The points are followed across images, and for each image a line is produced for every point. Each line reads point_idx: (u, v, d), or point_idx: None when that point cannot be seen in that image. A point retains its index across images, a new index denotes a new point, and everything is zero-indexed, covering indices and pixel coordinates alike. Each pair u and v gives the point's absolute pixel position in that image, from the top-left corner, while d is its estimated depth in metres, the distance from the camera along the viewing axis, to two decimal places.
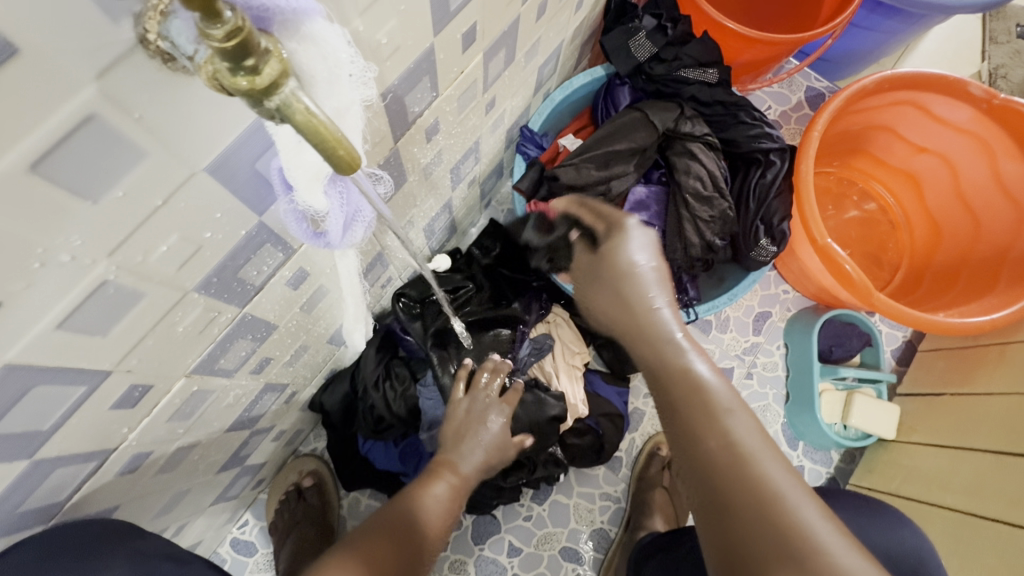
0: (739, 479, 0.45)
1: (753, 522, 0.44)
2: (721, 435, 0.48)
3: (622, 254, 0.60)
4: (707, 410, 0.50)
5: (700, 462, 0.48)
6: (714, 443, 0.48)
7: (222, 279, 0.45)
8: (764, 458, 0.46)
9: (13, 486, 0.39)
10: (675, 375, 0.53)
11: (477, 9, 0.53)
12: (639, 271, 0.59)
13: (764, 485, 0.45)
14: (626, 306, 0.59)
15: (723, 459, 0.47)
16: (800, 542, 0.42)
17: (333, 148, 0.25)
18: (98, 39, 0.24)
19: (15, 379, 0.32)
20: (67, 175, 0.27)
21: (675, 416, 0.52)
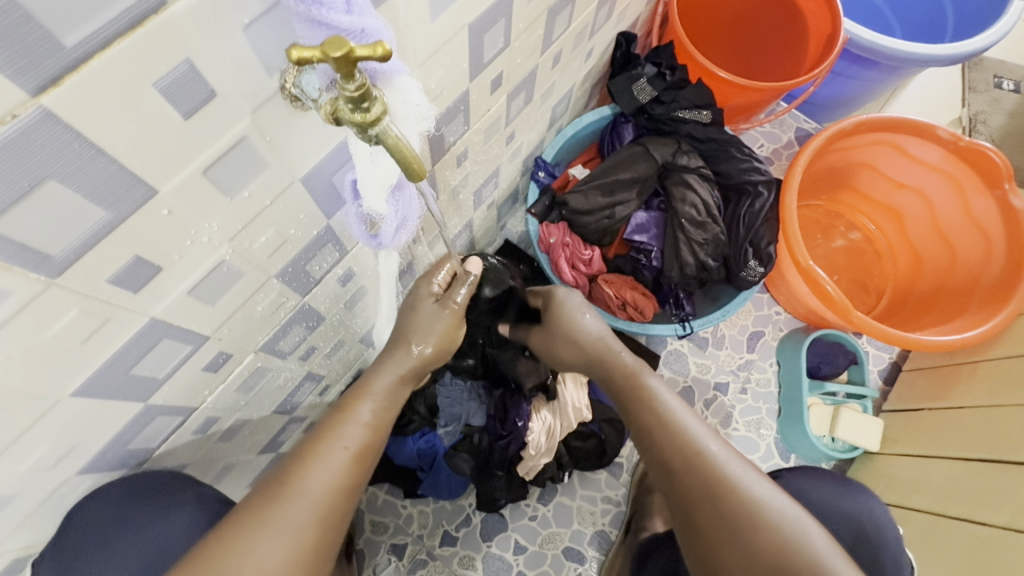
0: (674, 442, 0.62)
1: (691, 476, 0.59)
2: (664, 418, 0.64)
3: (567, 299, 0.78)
4: (647, 397, 0.67)
5: (649, 437, 0.65)
6: (661, 425, 0.64)
7: (294, 270, 0.56)
8: (689, 422, 0.63)
9: (129, 426, 0.48)
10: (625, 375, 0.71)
11: (504, 60, 0.66)
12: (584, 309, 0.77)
13: (696, 447, 0.60)
14: (582, 338, 0.76)
15: (667, 435, 0.63)
16: (725, 484, 0.57)
17: (409, 162, 0.36)
18: (259, 86, 0.35)
19: (154, 332, 0.43)
20: (221, 178, 0.38)
21: (630, 407, 0.69)
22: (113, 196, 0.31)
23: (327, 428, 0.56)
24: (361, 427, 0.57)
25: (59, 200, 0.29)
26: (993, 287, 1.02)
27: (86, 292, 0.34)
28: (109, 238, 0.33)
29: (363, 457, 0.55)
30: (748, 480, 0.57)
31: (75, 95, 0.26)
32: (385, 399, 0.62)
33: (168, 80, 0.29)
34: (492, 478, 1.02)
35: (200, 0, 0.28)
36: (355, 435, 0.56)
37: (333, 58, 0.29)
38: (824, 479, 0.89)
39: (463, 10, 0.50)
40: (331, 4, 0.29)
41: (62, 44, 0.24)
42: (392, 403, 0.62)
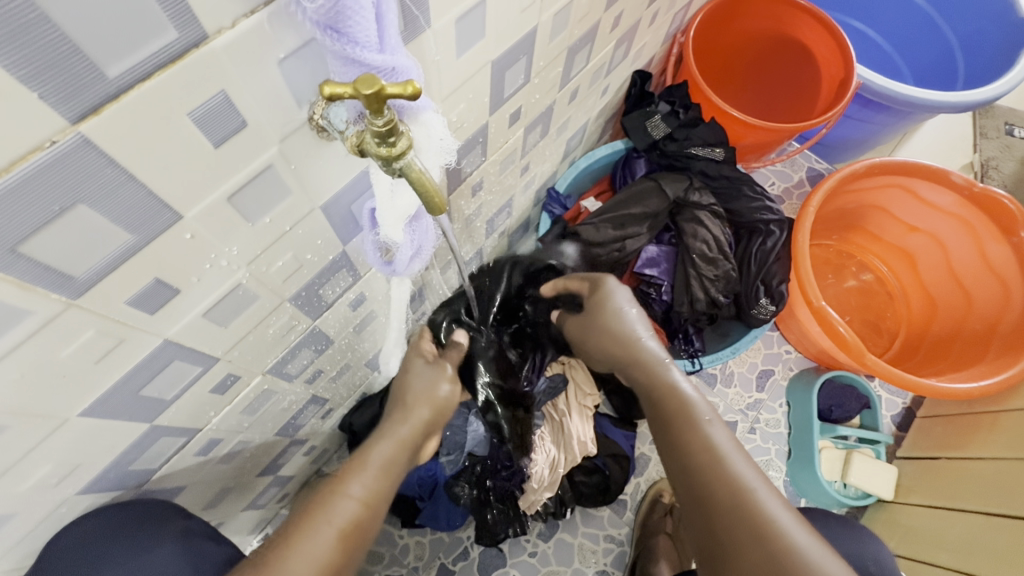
0: (713, 473, 0.53)
1: (726, 507, 0.51)
2: (704, 438, 0.56)
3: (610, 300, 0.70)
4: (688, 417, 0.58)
5: (682, 463, 0.56)
6: (698, 445, 0.56)
7: (307, 294, 0.56)
8: (733, 454, 0.54)
9: (131, 447, 0.48)
10: (663, 391, 0.62)
11: (523, 96, 0.67)
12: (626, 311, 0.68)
13: (736, 478, 0.52)
14: (621, 331, 0.67)
15: (703, 457, 0.55)
16: (763, 522, 0.49)
17: (432, 196, 0.37)
18: (288, 117, 0.36)
19: (166, 353, 0.42)
20: (244, 205, 0.38)
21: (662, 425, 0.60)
22: (140, 220, 0.31)
23: (317, 504, 0.49)
24: (355, 501, 0.50)
25: (87, 223, 0.29)
26: (1010, 336, 1.01)
27: (104, 313, 0.34)
28: (131, 261, 0.33)
29: (356, 531, 0.49)
30: (791, 526, 0.49)
31: (112, 123, 0.26)
32: (385, 466, 0.54)
33: (202, 110, 0.30)
34: (492, 511, 1.00)
35: (239, 37, 0.29)
36: (350, 510, 0.49)
37: (365, 95, 0.29)
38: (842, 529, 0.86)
39: (488, 47, 0.51)
40: (365, 43, 0.30)
41: (105, 74, 0.24)
42: (392, 473, 0.54)
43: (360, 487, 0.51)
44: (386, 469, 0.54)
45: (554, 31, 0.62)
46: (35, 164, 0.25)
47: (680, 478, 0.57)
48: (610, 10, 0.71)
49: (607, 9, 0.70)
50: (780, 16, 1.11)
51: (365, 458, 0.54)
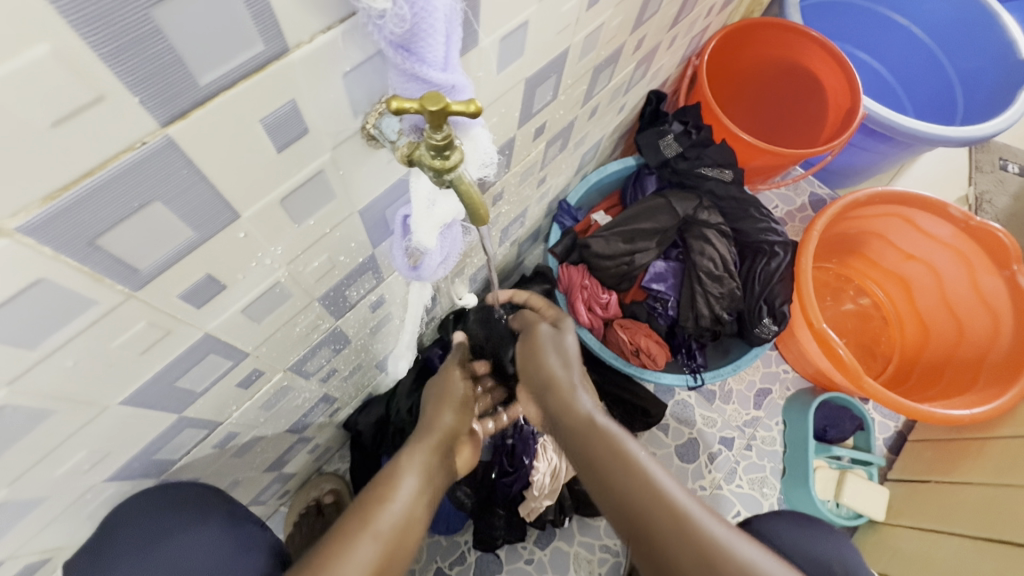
0: (652, 504, 0.50)
1: (677, 546, 0.47)
2: (634, 469, 0.53)
3: (541, 341, 0.68)
4: (616, 453, 0.55)
5: (621, 503, 0.52)
6: (642, 492, 0.51)
7: (335, 294, 0.57)
8: (668, 483, 0.52)
9: (158, 437, 0.48)
10: (590, 429, 0.59)
11: (549, 111, 0.69)
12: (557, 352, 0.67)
13: (673, 504, 0.50)
14: (542, 373, 0.66)
15: (646, 497, 0.51)
16: (712, 551, 0.46)
17: (476, 208, 0.39)
18: (345, 126, 0.37)
19: (204, 346, 0.43)
20: (293, 207, 0.39)
21: (594, 467, 0.57)
22: (202, 218, 0.33)
23: (363, 507, 0.53)
24: (397, 508, 0.53)
25: (158, 220, 0.30)
26: (1000, 366, 1.04)
27: (157, 306, 0.35)
28: (188, 256, 0.34)
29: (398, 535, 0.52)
30: (737, 544, 0.47)
31: (195, 127, 0.27)
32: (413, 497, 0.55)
33: (272, 118, 0.31)
34: (493, 516, 1.01)
35: (314, 50, 0.30)
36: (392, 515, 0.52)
37: (430, 111, 0.31)
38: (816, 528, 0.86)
39: (524, 65, 0.53)
40: (432, 61, 0.32)
41: (197, 83, 0.26)
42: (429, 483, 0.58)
43: (401, 494, 0.54)
44: (425, 474, 0.58)
45: (584, 51, 0.64)
46: (124, 162, 0.26)
47: (625, 525, 0.52)
48: (634, 33, 0.74)
49: (632, 33, 0.73)
50: (790, 45, 1.14)
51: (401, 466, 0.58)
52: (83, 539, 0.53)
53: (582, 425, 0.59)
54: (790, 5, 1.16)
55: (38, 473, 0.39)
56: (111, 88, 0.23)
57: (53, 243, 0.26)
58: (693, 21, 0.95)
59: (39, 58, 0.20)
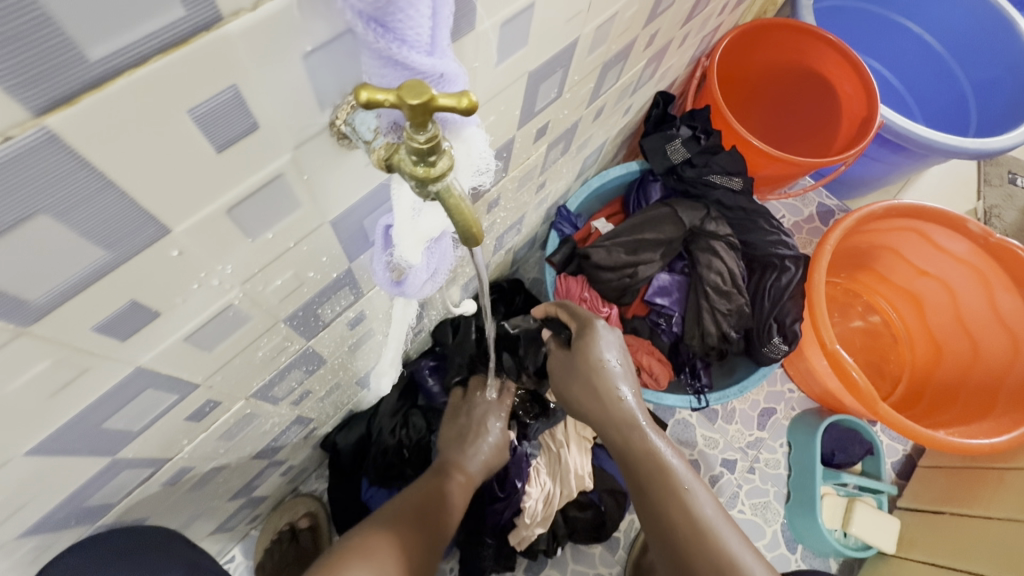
0: (703, 549, 0.53)
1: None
2: (688, 509, 0.56)
3: (593, 350, 0.67)
4: (671, 489, 0.58)
5: (669, 537, 0.56)
6: (694, 534, 0.54)
7: (304, 313, 0.50)
8: (722, 529, 0.54)
9: (89, 482, 0.41)
10: (647, 460, 0.61)
11: (553, 111, 0.62)
12: (607, 366, 0.66)
13: (723, 552, 0.52)
14: (595, 394, 0.66)
15: (688, 531, 0.55)
16: None
17: (468, 225, 0.32)
18: (308, 121, 0.30)
19: (137, 381, 0.36)
20: (245, 219, 0.32)
21: (645, 493, 0.60)
22: (117, 234, 0.26)
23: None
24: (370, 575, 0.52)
25: (50, 238, 0.23)
26: (1019, 391, 0.98)
27: (63, 342, 0.28)
28: (102, 281, 0.27)
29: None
30: None
31: (90, 119, 0.20)
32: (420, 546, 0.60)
33: (206, 108, 0.24)
34: (480, 546, 0.93)
35: (260, 20, 0.23)
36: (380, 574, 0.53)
37: (411, 106, 0.24)
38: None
39: (527, 57, 0.46)
40: (414, 42, 0.25)
41: (86, 56, 0.19)
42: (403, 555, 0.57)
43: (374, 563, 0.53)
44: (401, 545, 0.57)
45: (593, 45, 0.57)
46: None
47: (665, 549, 0.57)
48: (647, 28, 0.67)
49: (644, 28, 0.67)
50: (804, 47, 1.08)
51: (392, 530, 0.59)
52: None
53: (641, 454, 0.61)
54: (804, 6, 1.11)
55: None
56: None
57: None
58: (707, 18, 0.89)
59: None
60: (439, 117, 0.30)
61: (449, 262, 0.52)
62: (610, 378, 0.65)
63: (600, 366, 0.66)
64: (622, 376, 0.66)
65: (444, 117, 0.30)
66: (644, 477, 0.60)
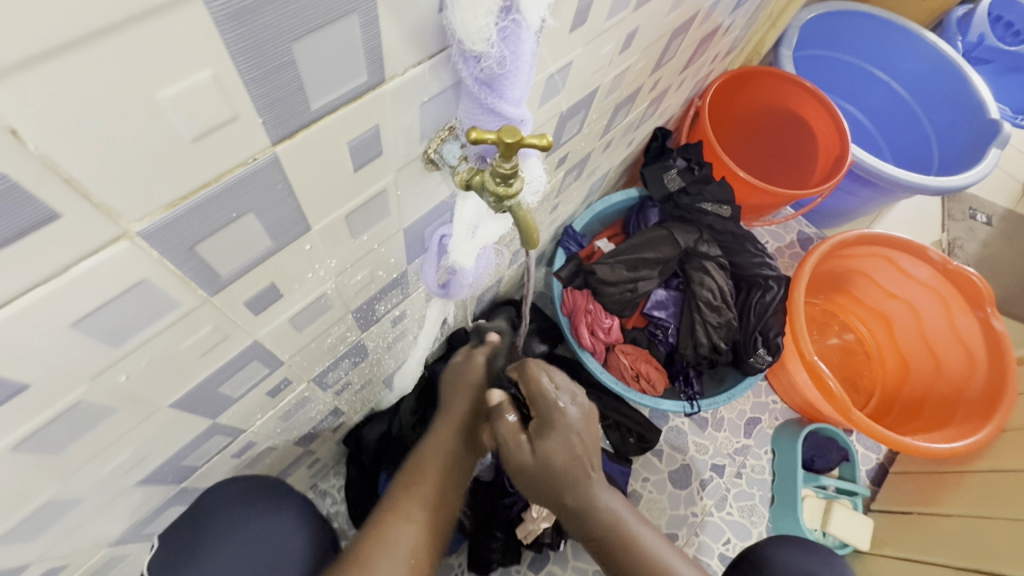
0: None
1: None
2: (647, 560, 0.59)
3: (556, 441, 0.57)
4: (625, 546, 0.60)
5: None
6: None
7: (366, 308, 0.58)
8: (673, 560, 0.60)
9: (191, 442, 0.49)
10: (600, 524, 0.60)
11: (572, 143, 0.73)
12: (574, 457, 0.58)
13: None
14: (552, 483, 0.58)
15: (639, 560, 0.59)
16: None
17: (529, 232, 0.42)
18: (411, 151, 0.40)
19: (250, 352, 0.44)
20: (355, 222, 0.41)
21: (605, 553, 0.61)
22: (282, 229, 0.34)
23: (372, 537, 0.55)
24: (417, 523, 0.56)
25: (248, 229, 0.32)
26: (976, 403, 1.09)
27: (225, 311, 0.37)
28: (262, 264, 0.36)
29: (423, 547, 0.56)
30: None
31: (299, 146, 0.30)
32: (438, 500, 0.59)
33: (358, 140, 0.34)
34: (490, 538, 1.00)
35: (404, 82, 0.33)
36: (411, 530, 0.55)
37: (506, 143, 0.34)
38: (811, 550, 0.86)
39: (562, 102, 0.57)
40: (509, 97, 0.35)
41: (310, 107, 0.28)
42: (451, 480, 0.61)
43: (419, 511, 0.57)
44: (446, 478, 0.60)
45: (610, 90, 0.68)
46: (238, 176, 0.28)
47: None
48: (653, 75, 0.79)
49: (650, 76, 0.78)
50: (784, 92, 1.22)
51: (423, 469, 0.60)
52: (103, 545, 0.52)
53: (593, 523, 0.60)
54: (783, 56, 1.25)
55: (85, 472, 0.39)
56: (246, 108, 0.25)
57: (161, 247, 0.28)
58: (701, 65, 1.02)
59: (200, 80, 0.22)
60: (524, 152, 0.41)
61: (488, 269, 0.62)
62: (580, 469, 0.58)
63: (568, 463, 0.57)
64: (592, 457, 0.60)
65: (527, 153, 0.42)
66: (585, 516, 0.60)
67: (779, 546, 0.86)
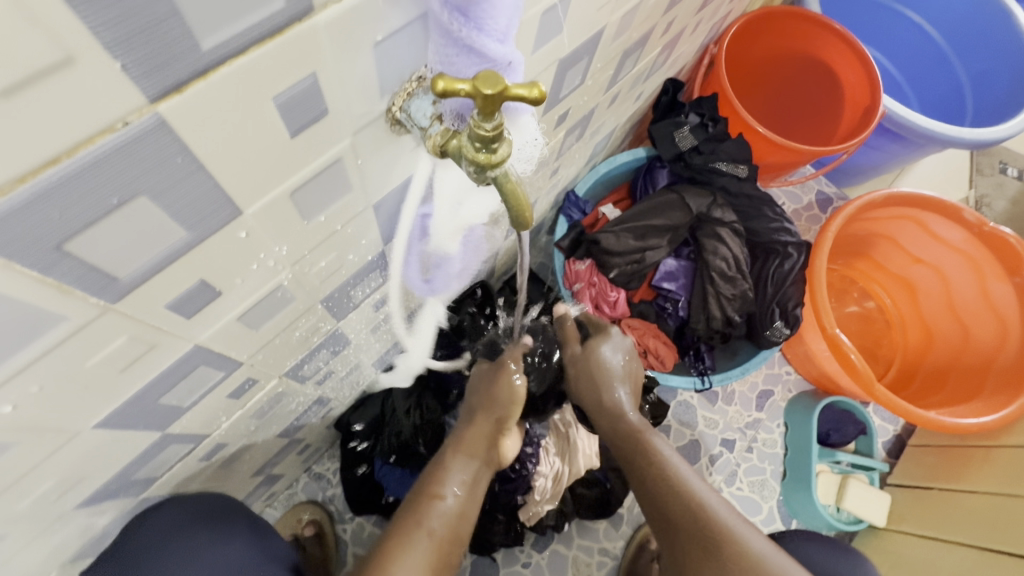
0: (673, 491, 0.60)
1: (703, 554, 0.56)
2: (663, 470, 0.62)
3: (599, 353, 0.70)
4: (646, 450, 0.64)
5: (657, 503, 0.61)
6: (675, 493, 0.59)
7: (339, 295, 0.51)
8: (691, 479, 0.61)
9: (140, 455, 0.43)
10: (635, 446, 0.65)
11: (574, 98, 0.63)
12: (613, 365, 0.70)
13: (691, 493, 0.59)
14: (602, 377, 0.69)
15: (696, 524, 0.57)
16: (730, 543, 0.55)
17: (522, 210, 0.34)
18: (370, 110, 0.31)
19: (192, 359, 0.37)
20: (305, 202, 0.33)
21: (627, 456, 0.66)
22: (198, 216, 0.27)
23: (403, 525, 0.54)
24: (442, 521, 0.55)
25: (144, 219, 0.24)
26: (1006, 373, 1.03)
27: (141, 318, 0.29)
28: (181, 260, 0.28)
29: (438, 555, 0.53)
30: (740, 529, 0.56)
31: (193, 105, 0.21)
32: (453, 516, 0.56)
33: (288, 96, 0.25)
34: (493, 522, 0.95)
35: (345, 11, 0.24)
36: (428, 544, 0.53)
37: (485, 95, 0.26)
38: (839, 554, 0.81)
39: (560, 46, 0.47)
40: (492, 30, 0.28)
41: (199, 46, 0.20)
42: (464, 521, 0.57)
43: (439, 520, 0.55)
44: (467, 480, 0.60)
45: (617, 33, 0.58)
46: (103, 147, 0.20)
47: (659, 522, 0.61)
48: (666, 16, 0.68)
49: (663, 16, 0.68)
50: (808, 35, 1.10)
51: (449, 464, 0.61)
52: (58, 563, 0.48)
53: (629, 429, 0.67)
54: None
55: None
56: (84, 43, 0.17)
57: (5, 251, 0.20)
58: (718, 6, 0.90)
59: None
60: (510, 108, 0.34)
61: (474, 253, 0.62)
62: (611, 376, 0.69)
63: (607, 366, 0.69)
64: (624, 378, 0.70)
65: (513, 109, 0.34)
66: (645, 475, 0.63)
67: (810, 547, 0.81)
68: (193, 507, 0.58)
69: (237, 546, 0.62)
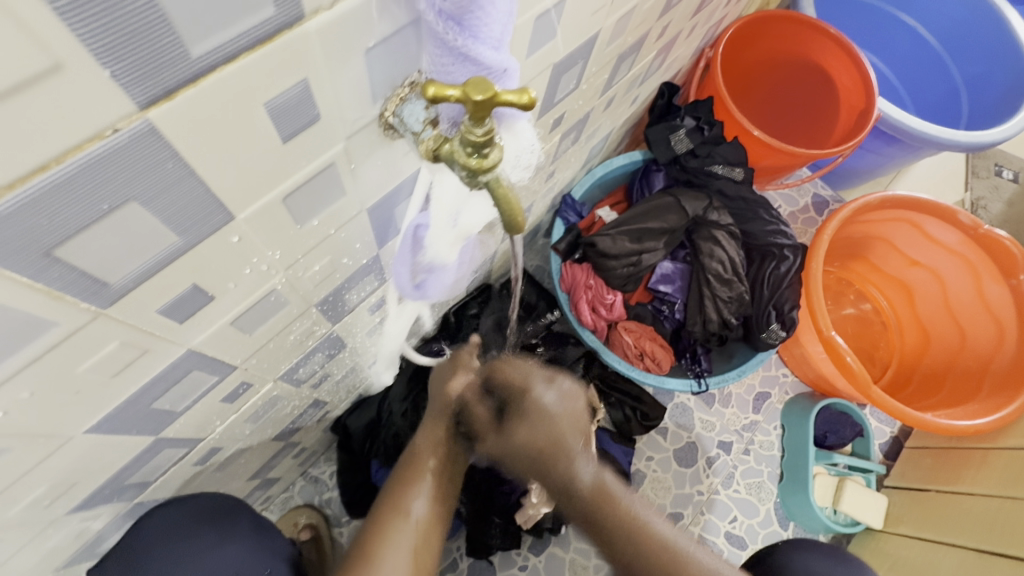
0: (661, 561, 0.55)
1: None
2: (646, 535, 0.56)
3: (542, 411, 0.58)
4: (623, 522, 0.56)
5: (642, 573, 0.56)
6: (661, 559, 0.55)
7: (334, 298, 0.51)
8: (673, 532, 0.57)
9: (133, 460, 0.43)
10: (611, 520, 0.56)
11: (569, 101, 0.63)
12: (560, 423, 0.57)
13: (678, 552, 0.55)
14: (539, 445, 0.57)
15: None
16: None
17: (514, 214, 0.34)
18: (362, 115, 0.31)
19: (186, 363, 0.37)
20: (297, 207, 0.34)
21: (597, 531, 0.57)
22: (190, 221, 0.27)
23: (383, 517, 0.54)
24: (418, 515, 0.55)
25: (134, 224, 0.24)
26: (1003, 375, 1.03)
27: (133, 323, 0.30)
28: (173, 265, 0.28)
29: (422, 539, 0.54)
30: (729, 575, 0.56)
31: (184, 112, 0.22)
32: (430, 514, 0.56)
33: (279, 102, 0.25)
34: (487, 525, 0.96)
35: (336, 18, 0.24)
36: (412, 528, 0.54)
37: (475, 101, 0.26)
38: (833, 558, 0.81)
39: (554, 51, 0.47)
40: (486, 38, 0.28)
41: (189, 53, 0.20)
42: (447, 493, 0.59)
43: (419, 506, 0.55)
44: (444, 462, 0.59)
45: (611, 37, 0.58)
46: (93, 154, 0.20)
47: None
48: (660, 20, 0.68)
49: (658, 21, 0.68)
50: (803, 39, 1.10)
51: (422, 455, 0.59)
52: (52, 568, 0.48)
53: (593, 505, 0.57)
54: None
55: None
56: (73, 52, 0.17)
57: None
58: (713, 10, 0.90)
59: None
60: (501, 113, 0.33)
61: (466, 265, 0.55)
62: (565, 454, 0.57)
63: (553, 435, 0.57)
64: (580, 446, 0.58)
65: (504, 114, 0.34)
66: (621, 547, 0.56)
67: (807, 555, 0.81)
68: (187, 512, 0.58)
69: (233, 551, 0.61)
